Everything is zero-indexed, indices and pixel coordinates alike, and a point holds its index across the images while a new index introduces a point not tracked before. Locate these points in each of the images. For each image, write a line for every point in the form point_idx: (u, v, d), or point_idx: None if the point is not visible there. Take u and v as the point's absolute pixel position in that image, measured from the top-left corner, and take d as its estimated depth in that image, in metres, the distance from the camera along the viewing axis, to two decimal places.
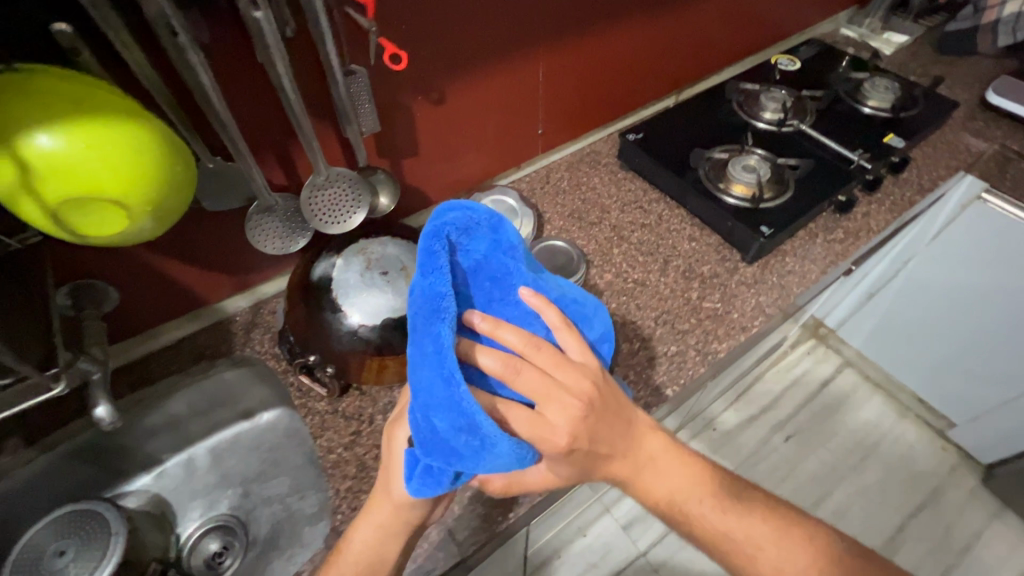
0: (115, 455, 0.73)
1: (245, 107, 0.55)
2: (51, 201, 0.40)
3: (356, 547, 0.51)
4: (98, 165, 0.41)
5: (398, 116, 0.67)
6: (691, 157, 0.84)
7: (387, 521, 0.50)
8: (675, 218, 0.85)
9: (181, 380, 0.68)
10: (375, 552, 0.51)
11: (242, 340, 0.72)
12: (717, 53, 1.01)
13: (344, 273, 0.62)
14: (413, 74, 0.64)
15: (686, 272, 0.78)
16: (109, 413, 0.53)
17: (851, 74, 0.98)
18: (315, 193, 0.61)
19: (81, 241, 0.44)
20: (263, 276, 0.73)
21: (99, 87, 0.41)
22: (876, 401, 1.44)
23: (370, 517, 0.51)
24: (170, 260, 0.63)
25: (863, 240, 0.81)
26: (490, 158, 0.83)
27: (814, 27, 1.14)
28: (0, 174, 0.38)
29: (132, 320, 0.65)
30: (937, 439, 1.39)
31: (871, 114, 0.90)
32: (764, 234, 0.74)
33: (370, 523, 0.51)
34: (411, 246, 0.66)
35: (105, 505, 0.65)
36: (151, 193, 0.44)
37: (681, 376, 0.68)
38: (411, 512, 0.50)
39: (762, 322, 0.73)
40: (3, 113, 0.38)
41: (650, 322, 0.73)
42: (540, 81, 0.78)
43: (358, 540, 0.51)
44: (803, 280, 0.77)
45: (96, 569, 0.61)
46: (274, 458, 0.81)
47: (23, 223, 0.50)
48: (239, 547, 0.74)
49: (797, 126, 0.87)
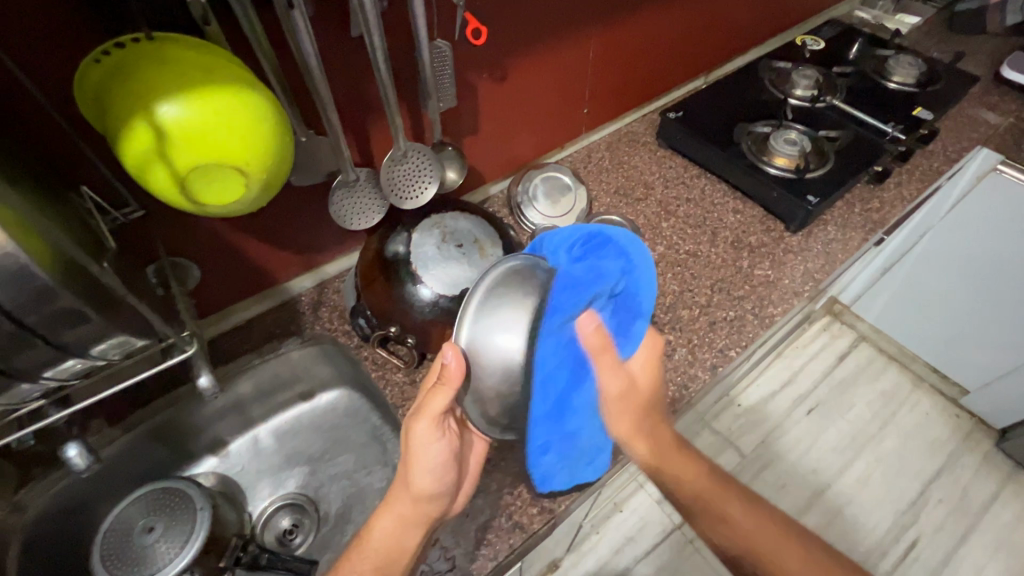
0: (180, 437, 0.71)
1: (337, 84, 0.57)
2: (181, 167, 0.41)
3: (377, 539, 0.51)
4: (225, 129, 0.41)
5: (466, 95, 0.69)
6: (734, 133, 0.87)
7: (408, 513, 0.52)
8: (718, 192, 0.88)
9: (251, 359, 0.69)
10: (396, 541, 0.51)
11: (311, 319, 0.74)
12: (745, 35, 1.04)
13: (420, 246, 0.63)
14: (483, 52, 0.66)
15: (735, 243, 0.81)
16: (211, 383, 0.55)
17: (876, 52, 1.02)
18: (394, 167, 0.64)
19: (203, 209, 0.45)
20: (329, 256, 0.75)
21: (223, 56, 0.42)
22: (891, 372, 1.39)
23: (391, 509, 0.53)
24: (249, 238, 0.64)
25: (898, 208, 0.85)
26: (540, 137, 0.85)
27: (831, 9, 1.18)
28: (140, 142, 0.40)
29: (210, 300, 0.66)
30: (951, 407, 1.38)
31: (897, 89, 0.94)
32: (811, 203, 0.77)
33: (392, 516, 0.52)
34: (481, 220, 0.67)
35: (187, 483, 0.65)
36: (266, 158, 0.45)
37: (742, 339, 0.71)
38: (431, 504, 0.53)
39: (812, 287, 0.76)
40: (142, 83, 0.39)
41: (707, 290, 0.76)
42: (590, 59, 0.81)
43: (380, 530, 0.52)
44: (845, 247, 0.80)
45: (185, 545, 0.61)
46: (336, 437, 0.78)
47: (127, 197, 0.50)
48: (310, 524, 0.72)
49: (830, 103, 0.92)
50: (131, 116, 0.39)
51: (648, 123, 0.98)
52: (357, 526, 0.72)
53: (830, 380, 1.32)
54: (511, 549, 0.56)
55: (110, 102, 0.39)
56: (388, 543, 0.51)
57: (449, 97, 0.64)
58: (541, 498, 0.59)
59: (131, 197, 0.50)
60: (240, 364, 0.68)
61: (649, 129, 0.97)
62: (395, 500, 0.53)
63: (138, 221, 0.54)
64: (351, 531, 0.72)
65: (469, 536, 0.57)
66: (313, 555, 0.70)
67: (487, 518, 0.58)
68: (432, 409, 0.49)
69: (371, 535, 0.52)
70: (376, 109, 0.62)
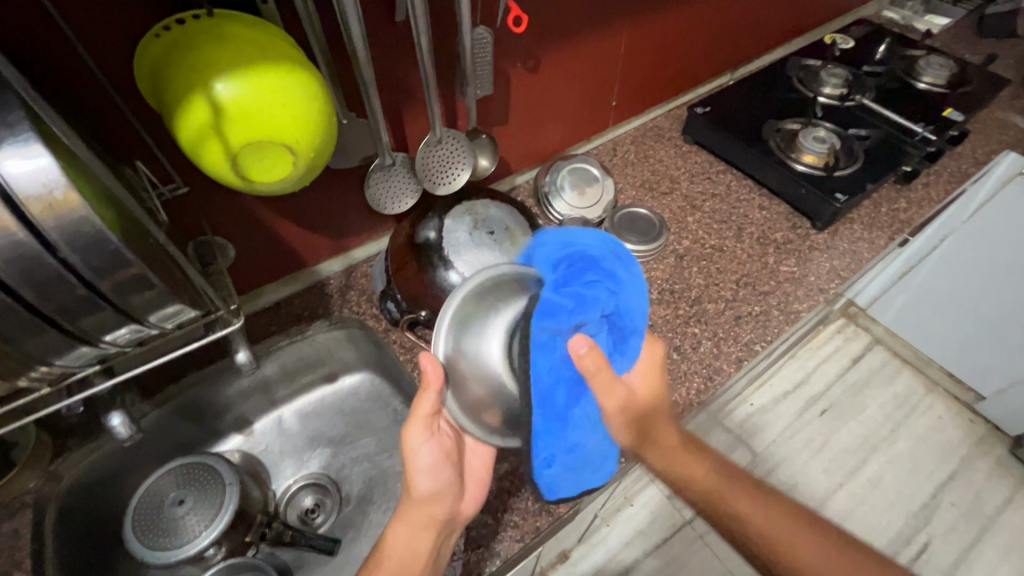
0: (210, 414, 0.72)
1: (378, 68, 0.58)
2: (234, 144, 0.42)
3: (391, 547, 0.49)
4: (279, 108, 0.42)
5: (499, 83, 0.70)
6: (763, 130, 0.87)
7: (416, 518, 0.50)
8: (744, 189, 0.88)
9: (280, 340, 0.70)
10: (409, 548, 0.49)
11: (339, 301, 0.74)
12: (774, 32, 1.03)
13: (452, 231, 0.64)
14: (520, 41, 0.67)
15: (761, 239, 0.81)
16: (248, 359, 0.57)
17: (907, 51, 1.02)
18: (429, 152, 0.65)
19: (251, 187, 0.46)
20: (358, 240, 0.76)
21: (279, 40, 0.44)
22: (904, 375, 1.36)
23: (404, 516, 0.51)
24: (283, 219, 0.65)
25: (926, 209, 0.85)
26: (568, 128, 0.85)
27: (860, 8, 1.17)
28: (197, 117, 0.41)
29: (243, 279, 0.67)
30: (966, 412, 1.36)
31: (928, 89, 0.94)
32: (840, 200, 0.77)
33: (407, 523, 0.50)
34: (511, 208, 0.68)
35: (217, 458, 0.66)
36: (315, 139, 0.45)
37: (767, 333, 0.71)
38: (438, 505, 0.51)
39: (838, 285, 0.76)
40: (202, 60, 0.40)
41: (732, 284, 0.76)
42: (621, 52, 0.81)
43: (394, 541, 0.49)
44: (872, 246, 0.80)
45: (215, 517, 0.62)
46: (358, 419, 0.79)
47: (173, 174, 0.51)
48: (332, 504, 0.73)
49: (859, 101, 0.91)
50: (191, 92, 0.40)
51: (674, 118, 0.98)
52: (380, 507, 0.73)
53: (843, 381, 1.31)
54: (537, 532, 0.57)
55: (171, 78, 0.41)
56: (404, 550, 0.49)
57: (486, 85, 0.65)
58: None
59: (177, 174, 0.51)
60: (268, 344, 0.69)
61: (675, 124, 0.97)
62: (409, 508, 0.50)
63: (181, 198, 0.54)
64: (376, 512, 0.73)
65: (497, 518, 0.57)
66: (336, 533, 0.71)
67: (513, 500, 0.59)
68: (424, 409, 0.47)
69: (388, 544, 0.49)
70: (413, 95, 0.63)
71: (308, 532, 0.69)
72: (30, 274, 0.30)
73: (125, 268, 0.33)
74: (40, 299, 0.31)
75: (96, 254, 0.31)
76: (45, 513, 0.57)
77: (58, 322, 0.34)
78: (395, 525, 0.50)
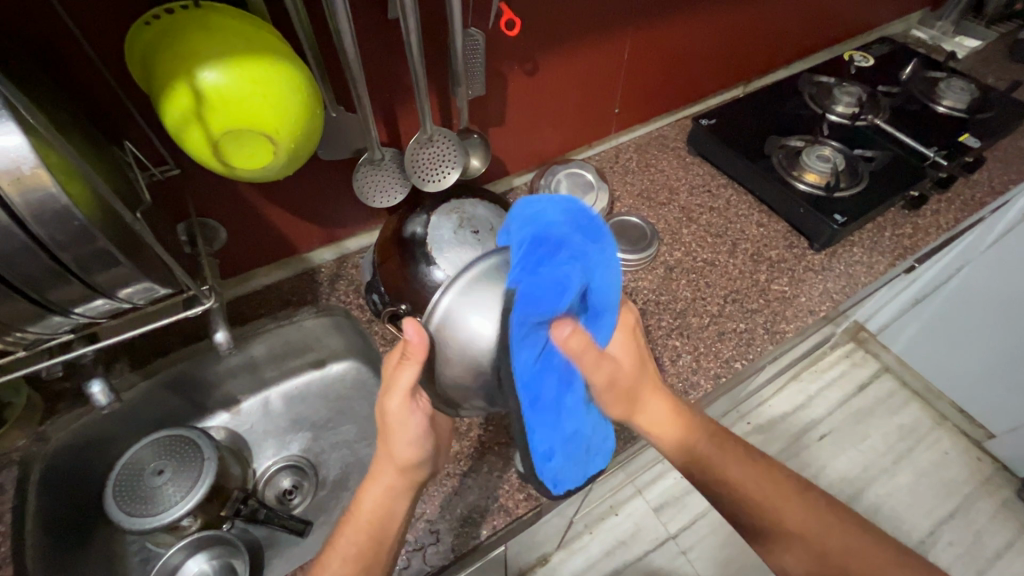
0: (198, 390, 0.74)
1: (371, 63, 0.59)
2: (215, 130, 0.44)
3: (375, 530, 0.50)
4: (259, 98, 0.43)
5: (496, 85, 0.71)
6: (766, 145, 0.86)
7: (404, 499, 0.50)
8: (743, 204, 0.87)
9: (268, 323, 0.72)
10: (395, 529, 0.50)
11: (328, 290, 0.76)
12: (789, 48, 1.02)
13: (437, 229, 0.64)
14: (517, 44, 0.67)
15: (755, 256, 0.80)
16: (227, 338, 0.60)
17: (928, 73, 0.99)
18: (419, 149, 0.66)
19: (233, 172, 0.47)
20: (350, 231, 0.77)
21: (267, 34, 0.45)
22: (912, 407, 1.35)
23: (379, 479, 0.49)
24: (275, 206, 0.66)
25: (932, 236, 0.82)
26: (568, 132, 0.85)
27: (885, 27, 1.14)
28: (180, 103, 0.42)
29: (235, 260, 0.69)
30: (973, 449, 1.31)
31: (945, 113, 0.91)
32: (838, 222, 0.75)
33: (378, 486, 0.49)
34: (498, 209, 0.69)
35: (198, 432, 0.68)
36: (295, 130, 0.47)
37: (750, 352, 0.70)
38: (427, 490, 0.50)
39: (829, 307, 0.74)
40: (188, 48, 0.42)
41: (720, 300, 0.75)
42: (624, 59, 0.80)
43: (366, 504, 0.48)
44: (870, 271, 0.78)
45: (191, 489, 0.64)
46: (340, 407, 0.81)
47: (166, 156, 0.54)
48: (309, 487, 0.75)
49: (872, 121, 0.89)
50: (175, 78, 0.42)
51: (679, 129, 0.97)
52: (352, 494, 0.74)
53: (847, 407, 1.31)
54: (494, 531, 0.57)
55: (158, 64, 0.42)
56: (371, 514, 0.48)
57: (479, 86, 0.65)
58: (529, 485, 0.60)
59: (170, 157, 0.54)
60: (255, 326, 0.71)
61: (680, 134, 0.97)
62: (383, 472, 0.49)
63: (174, 179, 0.57)
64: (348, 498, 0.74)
65: (457, 514, 0.58)
66: (309, 516, 0.73)
67: (475, 498, 0.59)
68: (404, 385, 0.43)
69: (356, 503, 0.49)
70: (407, 92, 0.64)
71: (282, 511, 0.71)
72: None
73: (90, 243, 0.35)
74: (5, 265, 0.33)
75: (59, 228, 0.34)
76: (29, 470, 0.59)
77: (26, 292, 0.36)
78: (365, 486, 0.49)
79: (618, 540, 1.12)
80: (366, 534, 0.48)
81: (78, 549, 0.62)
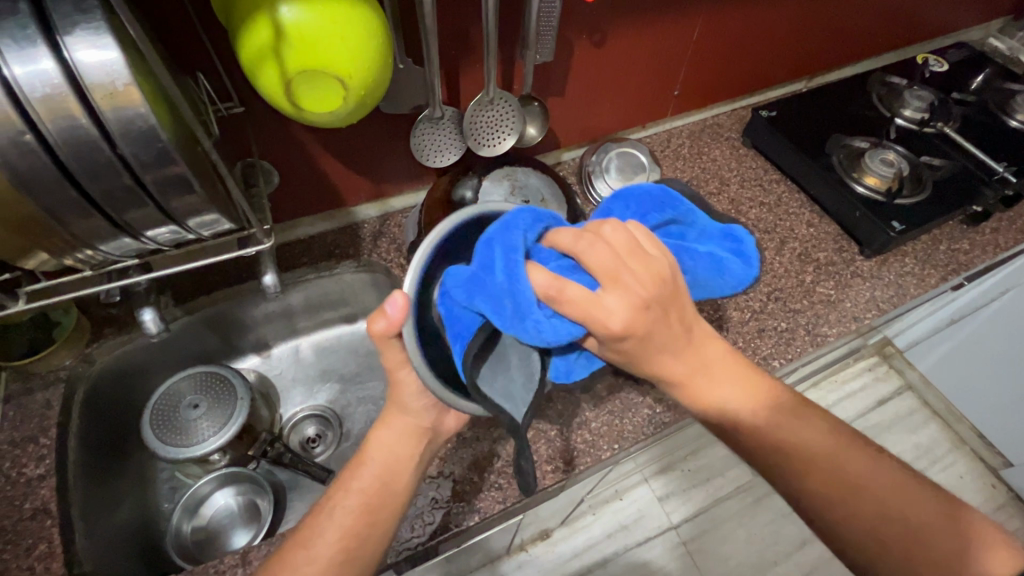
0: (233, 330, 0.74)
1: (447, 22, 0.58)
2: (290, 71, 0.43)
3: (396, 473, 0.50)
4: (337, 40, 0.42)
5: (562, 54, 0.69)
6: (828, 143, 0.83)
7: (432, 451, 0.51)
8: (795, 202, 0.84)
9: (308, 273, 0.72)
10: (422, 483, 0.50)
11: (369, 246, 0.75)
12: (859, 44, 0.97)
13: (489, 193, 0.64)
14: (590, 13, 0.65)
15: (802, 256, 0.78)
16: (274, 282, 0.60)
17: (1004, 84, 0.94)
18: (479, 111, 0.66)
19: (299, 115, 0.47)
20: (397, 189, 0.76)
21: None
22: (931, 428, 1.21)
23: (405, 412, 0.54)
24: (327, 155, 0.66)
25: (989, 254, 0.80)
26: (624, 108, 0.83)
27: (962, 32, 1.08)
28: (259, 38, 0.42)
29: (283, 205, 0.70)
30: (987, 476, 1.18)
31: (1019, 128, 0.87)
32: (896, 230, 0.73)
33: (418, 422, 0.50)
34: (551, 180, 0.68)
35: (232, 372, 0.69)
36: (367, 78, 0.46)
37: (789, 351, 0.69)
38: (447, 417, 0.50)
39: (874, 316, 0.73)
40: None
41: (762, 296, 0.74)
42: (692, 37, 0.77)
43: (387, 445, 0.50)
44: (920, 283, 0.76)
45: (224, 425, 0.65)
46: (371, 362, 0.81)
47: (231, 93, 0.54)
48: (333, 438, 0.76)
49: (940, 129, 0.86)
50: (256, 12, 0.42)
51: (735, 118, 0.94)
52: None
53: (863, 421, 1.14)
54: (519, 497, 0.59)
55: None
56: (393, 461, 0.49)
57: (548, 52, 0.64)
58: (557, 459, 0.60)
59: (235, 94, 0.54)
60: (297, 275, 0.72)
61: (736, 124, 0.93)
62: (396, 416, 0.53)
63: (239, 118, 0.57)
64: None
65: (482, 478, 0.59)
66: (330, 465, 0.74)
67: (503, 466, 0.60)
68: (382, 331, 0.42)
69: (385, 448, 0.50)
70: (475, 54, 0.63)
71: (306, 457, 0.72)
72: (82, 156, 0.33)
73: (167, 166, 0.35)
74: (89, 179, 0.34)
75: (143, 147, 0.34)
76: (73, 390, 0.61)
77: (104, 210, 0.36)
78: (390, 429, 0.51)
79: (620, 524, 0.99)
80: (385, 492, 0.48)
81: (111, 471, 0.64)
